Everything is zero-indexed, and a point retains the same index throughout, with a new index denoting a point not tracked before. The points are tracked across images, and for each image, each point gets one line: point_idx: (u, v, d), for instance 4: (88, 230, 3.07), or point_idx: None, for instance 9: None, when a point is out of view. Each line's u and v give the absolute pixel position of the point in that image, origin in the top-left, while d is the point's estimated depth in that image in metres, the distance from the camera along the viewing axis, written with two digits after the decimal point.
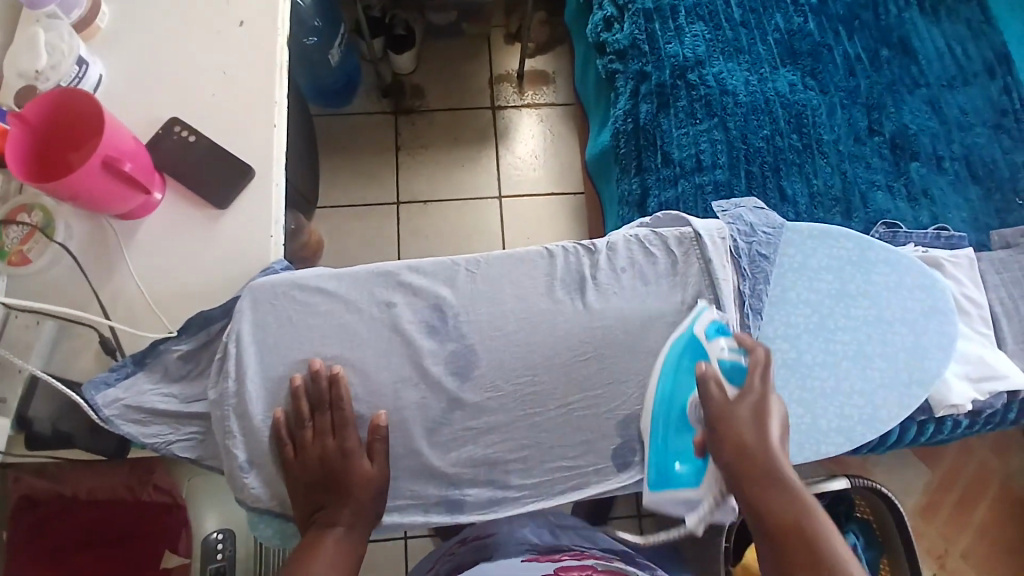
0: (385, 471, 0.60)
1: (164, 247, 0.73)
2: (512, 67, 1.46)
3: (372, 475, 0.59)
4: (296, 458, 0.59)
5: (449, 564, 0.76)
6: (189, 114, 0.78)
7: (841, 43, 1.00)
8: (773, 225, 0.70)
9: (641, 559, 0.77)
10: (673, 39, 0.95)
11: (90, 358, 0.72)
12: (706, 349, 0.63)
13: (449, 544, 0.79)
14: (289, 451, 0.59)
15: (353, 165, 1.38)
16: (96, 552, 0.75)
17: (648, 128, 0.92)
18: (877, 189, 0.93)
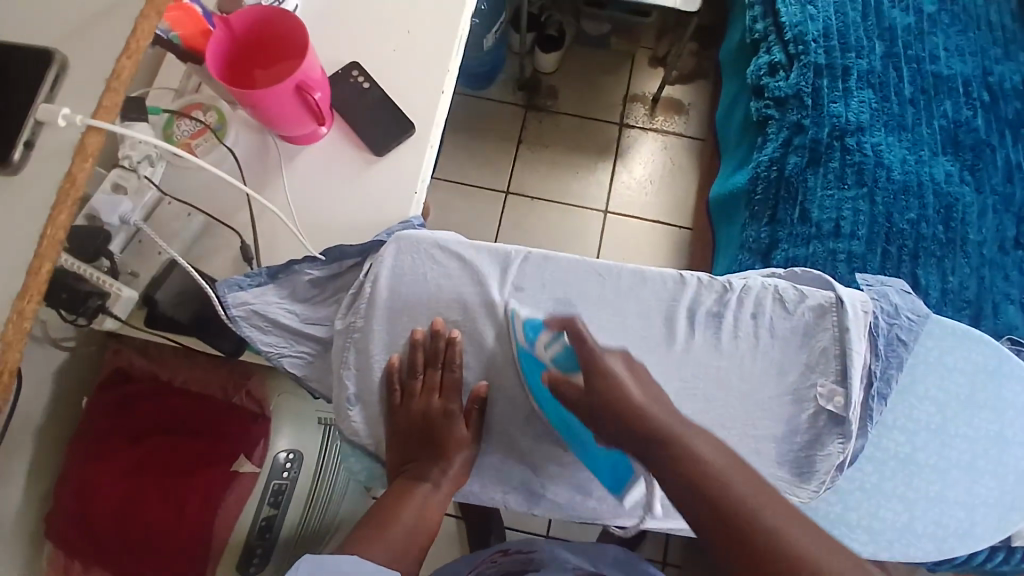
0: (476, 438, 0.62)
1: (317, 178, 0.76)
2: (649, 90, 1.46)
3: (465, 441, 0.61)
4: (400, 406, 0.62)
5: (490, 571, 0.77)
6: (368, 61, 0.81)
7: (1005, 145, 0.96)
8: (918, 313, 0.66)
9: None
10: (839, 99, 0.93)
11: (224, 261, 0.76)
12: (535, 356, 0.61)
13: (491, 554, 0.79)
14: (396, 398, 0.62)
15: (474, 146, 1.41)
16: (175, 438, 0.77)
17: (792, 180, 0.91)
18: (1011, 302, 0.88)
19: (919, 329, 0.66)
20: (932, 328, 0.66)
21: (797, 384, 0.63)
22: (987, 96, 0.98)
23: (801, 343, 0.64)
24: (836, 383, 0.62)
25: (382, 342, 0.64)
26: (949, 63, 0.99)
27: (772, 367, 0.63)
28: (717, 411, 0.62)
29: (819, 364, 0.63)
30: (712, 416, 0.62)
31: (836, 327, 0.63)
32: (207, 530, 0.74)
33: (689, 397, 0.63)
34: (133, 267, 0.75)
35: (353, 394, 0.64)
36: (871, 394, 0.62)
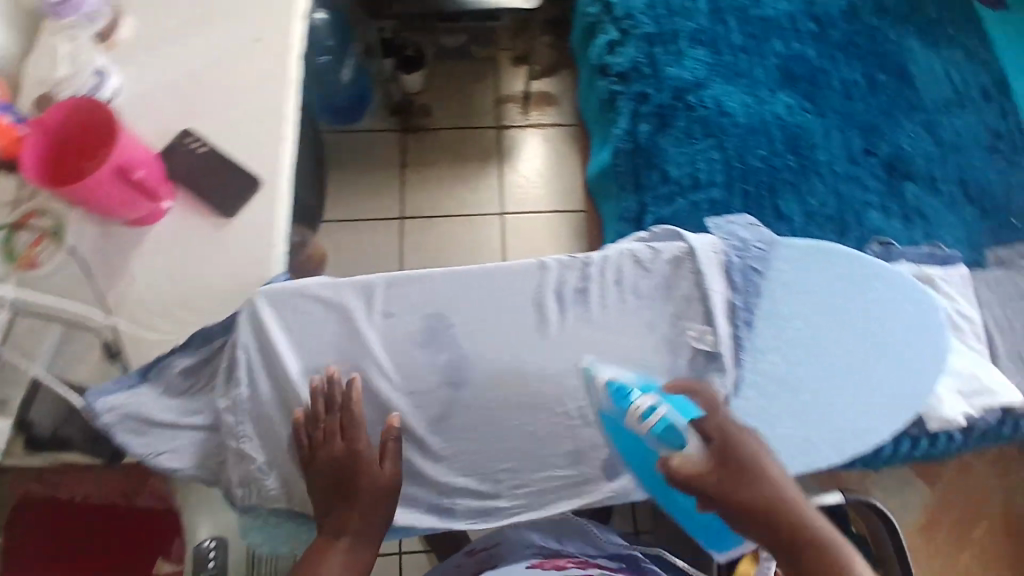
0: (396, 475, 0.59)
1: (176, 253, 0.75)
2: (517, 88, 1.49)
3: (385, 478, 0.59)
4: (310, 459, 0.60)
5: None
6: (200, 125, 0.79)
7: (838, 67, 1.01)
8: (765, 241, 0.70)
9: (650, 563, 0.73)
10: (674, 62, 0.98)
11: (93, 363, 0.73)
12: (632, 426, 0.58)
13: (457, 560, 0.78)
14: (304, 451, 0.60)
15: (358, 180, 1.41)
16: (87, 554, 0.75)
17: (647, 148, 0.95)
18: (871, 208, 0.94)
19: (771, 256, 0.70)
20: (783, 253, 0.69)
21: (672, 336, 0.66)
22: (814, 26, 1.04)
23: (664, 295, 0.67)
24: (706, 325, 0.66)
25: (257, 405, 0.62)
26: (772, 5, 1.04)
27: (644, 326, 0.67)
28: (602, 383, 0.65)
29: (688, 311, 0.67)
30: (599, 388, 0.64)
31: (687, 275, 0.67)
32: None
33: (573, 376, 0.65)
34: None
35: (252, 464, 0.62)
36: (739, 326, 0.67)
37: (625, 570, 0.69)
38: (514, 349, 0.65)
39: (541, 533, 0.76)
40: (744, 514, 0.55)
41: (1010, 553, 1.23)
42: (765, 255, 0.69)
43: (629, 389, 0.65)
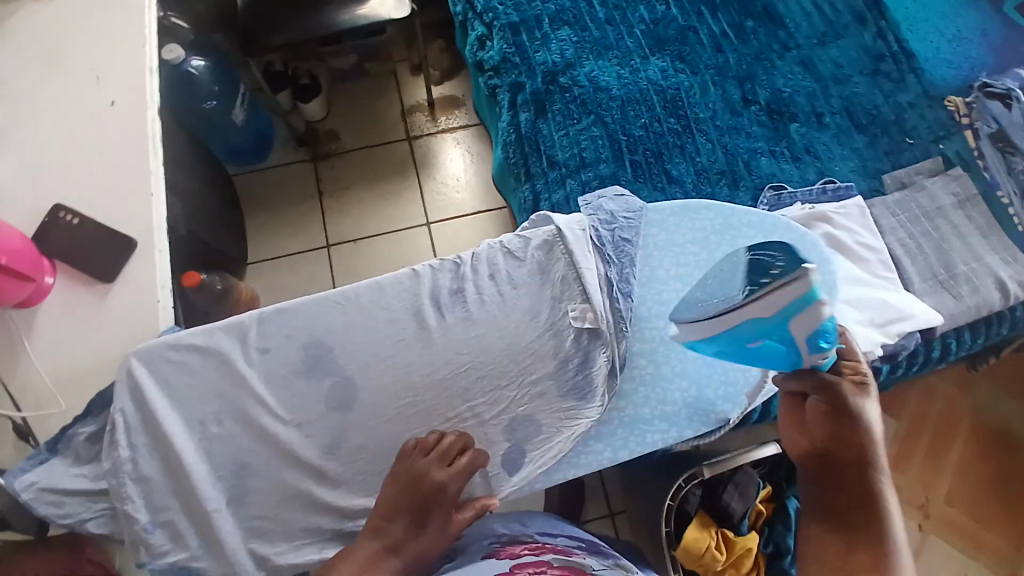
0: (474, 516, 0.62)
1: (63, 327, 0.74)
2: (421, 97, 1.49)
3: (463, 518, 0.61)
4: (421, 471, 0.60)
5: None
6: (68, 196, 0.79)
7: (704, 22, 1.03)
8: (633, 209, 0.72)
9: (608, 547, 0.73)
10: (541, 47, 0.98)
11: (2, 451, 0.73)
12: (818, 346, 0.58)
13: None
14: (422, 463, 0.60)
15: (280, 217, 1.40)
16: None
17: (530, 136, 0.95)
18: (760, 155, 0.95)
19: (640, 223, 0.72)
20: (648, 219, 0.72)
21: (554, 319, 0.67)
22: None
23: (539, 281, 0.68)
24: (585, 303, 0.66)
25: (150, 463, 0.61)
26: None
27: (524, 315, 0.67)
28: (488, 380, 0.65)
29: (568, 291, 0.67)
30: (486, 383, 0.65)
31: (561, 256, 0.68)
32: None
33: (459, 378, 0.65)
34: None
35: (139, 524, 0.60)
36: (619, 296, 0.67)
37: (585, 548, 0.69)
38: (398, 360, 0.65)
39: (503, 522, 0.73)
40: (834, 448, 0.65)
41: (981, 465, 1.24)
42: (632, 222, 0.71)
43: (516, 380, 0.66)
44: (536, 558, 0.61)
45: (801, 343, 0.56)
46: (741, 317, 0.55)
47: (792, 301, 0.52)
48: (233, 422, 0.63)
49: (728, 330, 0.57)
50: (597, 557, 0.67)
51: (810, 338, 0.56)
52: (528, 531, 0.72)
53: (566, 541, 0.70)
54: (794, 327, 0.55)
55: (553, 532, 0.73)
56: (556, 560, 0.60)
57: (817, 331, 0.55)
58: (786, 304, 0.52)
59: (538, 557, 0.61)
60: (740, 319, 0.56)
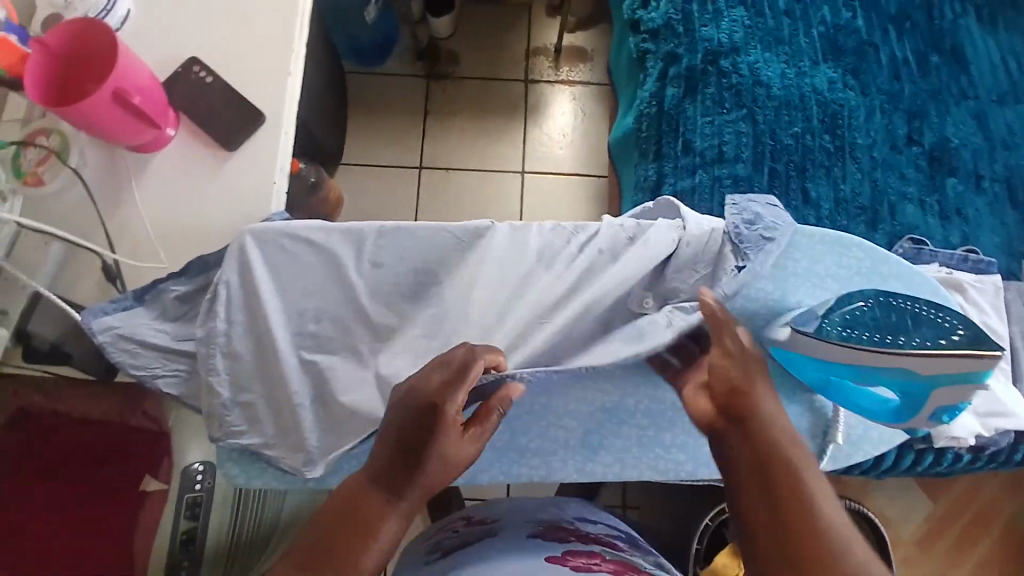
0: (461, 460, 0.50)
1: (177, 182, 0.74)
2: (549, 42, 1.42)
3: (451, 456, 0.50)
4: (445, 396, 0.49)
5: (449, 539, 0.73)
6: (207, 53, 0.77)
7: (887, 42, 0.92)
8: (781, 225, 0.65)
9: (644, 542, 0.76)
10: (710, 22, 0.91)
11: (92, 285, 0.74)
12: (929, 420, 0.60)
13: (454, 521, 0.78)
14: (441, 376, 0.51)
15: (379, 126, 1.38)
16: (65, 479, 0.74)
17: (672, 114, 0.89)
18: (908, 202, 0.87)
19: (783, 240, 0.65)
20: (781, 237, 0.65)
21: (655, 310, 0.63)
22: None
23: (641, 261, 0.63)
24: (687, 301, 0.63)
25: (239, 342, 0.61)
26: None
27: (623, 298, 0.65)
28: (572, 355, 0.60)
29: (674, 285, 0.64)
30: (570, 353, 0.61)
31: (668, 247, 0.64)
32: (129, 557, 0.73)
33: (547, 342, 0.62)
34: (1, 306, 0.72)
35: (218, 398, 0.61)
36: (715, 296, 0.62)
37: (624, 541, 0.72)
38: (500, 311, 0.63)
39: (540, 510, 0.75)
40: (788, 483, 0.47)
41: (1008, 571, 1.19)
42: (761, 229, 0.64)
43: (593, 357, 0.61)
44: (587, 547, 0.65)
45: (930, 408, 0.58)
46: (905, 362, 0.54)
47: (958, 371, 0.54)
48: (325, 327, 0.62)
49: (878, 367, 0.56)
50: (637, 551, 0.70)
51: (943, 409, 0.58)
52: (566, 517, 0.74)
53: (605, 531, 0.73)
54: (937, 393, 0.56)
55: (590, 519, 0.75)
56: (609, 552, 0.63)
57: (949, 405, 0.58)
58: (954, 373, 0.54)
59: (589, 547, 0.65)
60: (899, 364, 0.55)
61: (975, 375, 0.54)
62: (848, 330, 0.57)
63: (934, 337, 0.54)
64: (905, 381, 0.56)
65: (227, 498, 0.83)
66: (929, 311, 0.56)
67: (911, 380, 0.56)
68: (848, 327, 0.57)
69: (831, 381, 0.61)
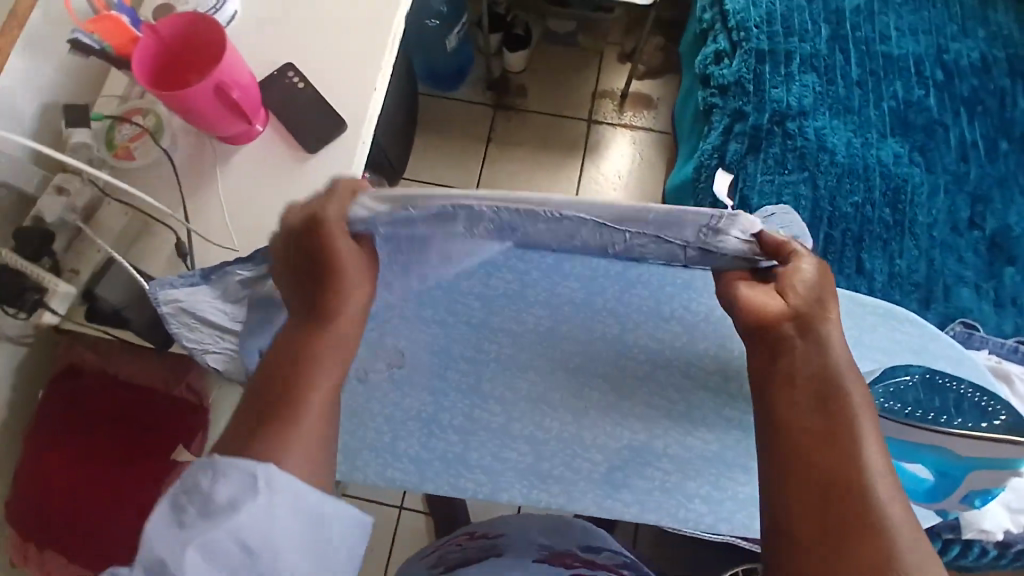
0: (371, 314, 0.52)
1: (257, 174, 0.79)
2: (617, 86, 1.46)
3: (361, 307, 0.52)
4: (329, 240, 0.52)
5: (454, 555, 0.76)
6: (301, 60, 0.83)
7: (958, 124, 0.91)
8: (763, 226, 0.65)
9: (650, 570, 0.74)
10: (781, 84, 0.92)
11: (162, 258, 0.78)
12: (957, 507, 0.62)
13: (459, 536, 0.80)
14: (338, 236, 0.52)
15: (443, 146, 1.44)
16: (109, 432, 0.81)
17: (732, 168, 0.91)
18: (964, 285, 0.85)
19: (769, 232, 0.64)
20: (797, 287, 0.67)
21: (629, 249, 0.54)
22: (942, 75, 0.93)
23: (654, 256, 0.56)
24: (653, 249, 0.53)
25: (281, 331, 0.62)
26: (900, 42, 0.94)
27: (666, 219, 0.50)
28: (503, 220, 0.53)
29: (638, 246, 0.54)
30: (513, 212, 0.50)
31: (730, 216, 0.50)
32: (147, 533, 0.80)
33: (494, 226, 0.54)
34: (73, 266, 0.75)
35: None
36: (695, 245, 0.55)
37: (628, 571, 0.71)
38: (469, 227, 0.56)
39: (546, 534, 0.75)
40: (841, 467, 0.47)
41: None
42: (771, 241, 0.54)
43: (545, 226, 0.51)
44: None
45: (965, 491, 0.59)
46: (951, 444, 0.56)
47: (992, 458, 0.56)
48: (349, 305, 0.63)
49: (925, 446, 0.57)
50: None
51: (977, 493, 0.60)
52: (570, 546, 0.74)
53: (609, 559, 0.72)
54: (974, 475, 0.58)
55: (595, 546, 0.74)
56: None
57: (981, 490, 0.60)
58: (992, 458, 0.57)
59: None
60: (946, 443, 0.56)
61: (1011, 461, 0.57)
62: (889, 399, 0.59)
63: (974, 419, 0.58)
64: (945, 460, 0.58)
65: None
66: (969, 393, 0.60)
67: (952, 462, 0.57)
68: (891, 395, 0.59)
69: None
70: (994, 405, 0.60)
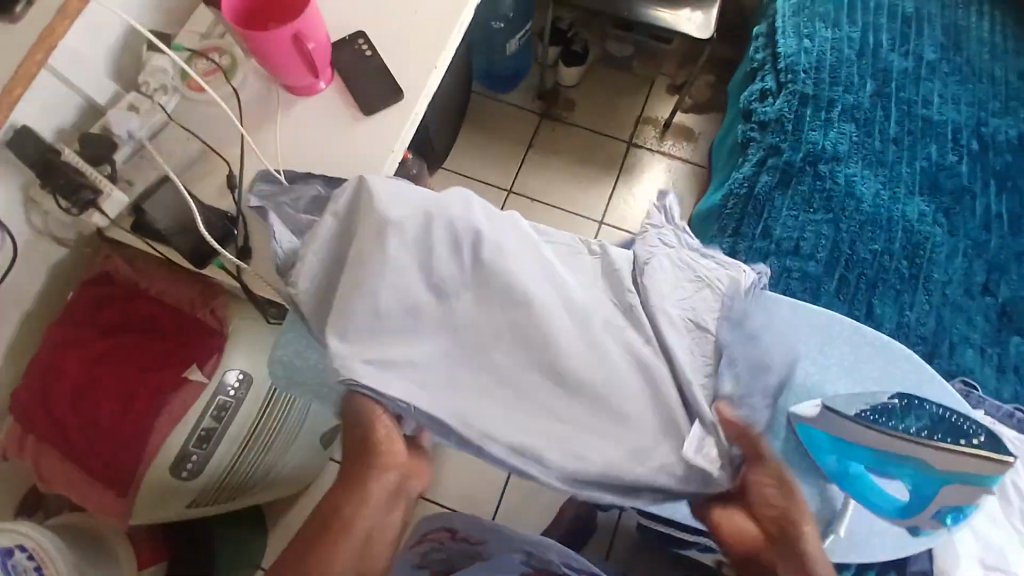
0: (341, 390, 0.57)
1: (312, 125, 0.84)
2: (661, 115, 1.51)
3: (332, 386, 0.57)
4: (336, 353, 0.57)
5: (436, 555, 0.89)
6: (372, 29, 0.89)
7: (987, 194, 0.93)
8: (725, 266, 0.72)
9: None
10: (819, 128, 0.95)
11: (212, 186, 0.83)
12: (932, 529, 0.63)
13: (440, 530, 0.88)
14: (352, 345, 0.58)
15: (486, 143, 1.49)
16: (128, 339, 0.84)
17: (760, 199, 0.94)
18: (969, 346, 0.86)
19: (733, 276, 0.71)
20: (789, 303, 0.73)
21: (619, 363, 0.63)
22: (978, 145, 0.96)
23: None
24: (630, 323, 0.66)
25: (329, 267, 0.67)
26: (941, 108, 0.98)
27: None
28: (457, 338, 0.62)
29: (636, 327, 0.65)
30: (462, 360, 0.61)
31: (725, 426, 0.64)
32: (142, 439, 0.81)
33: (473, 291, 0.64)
34: (129, 177, 0.80)
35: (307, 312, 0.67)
36: None
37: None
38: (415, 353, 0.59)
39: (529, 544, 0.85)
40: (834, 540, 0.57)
41: None
42: None
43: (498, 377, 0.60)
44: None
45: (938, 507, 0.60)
46: (918, 454, 0.58)
47: (965, 472, 0.57)
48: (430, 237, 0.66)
49: (894, 454, 0.59)
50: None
51: (949, 510, 0.60)
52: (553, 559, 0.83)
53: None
54: (948, 491, 0.59)
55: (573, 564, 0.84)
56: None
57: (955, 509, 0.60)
58: (963, 471, 0.58)
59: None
60: (918, 454, 0.58)
61: (984, 479, 0.57)
62: (878, 414, 0.61)
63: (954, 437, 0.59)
64: (917, 472, 0.59)
65: (259, 402, 0.87)
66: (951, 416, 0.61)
67: (924, 474, 0.59)
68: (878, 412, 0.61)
69: (849, 474, 0.63)
70: (978, 432, 0.60)
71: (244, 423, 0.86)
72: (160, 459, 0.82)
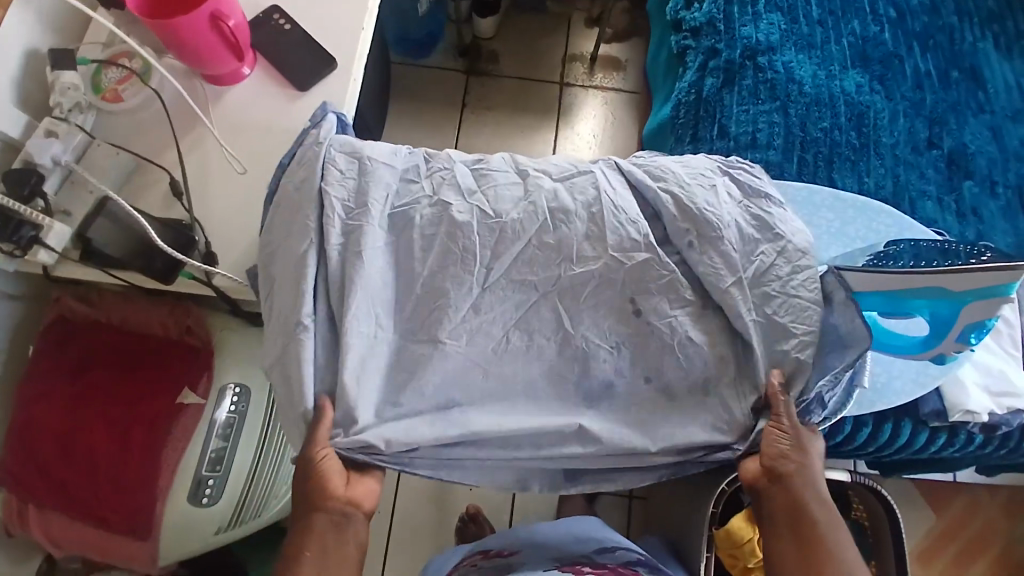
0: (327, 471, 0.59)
1: (249, 113, 0.79)
2: (586, 50, 1.50)
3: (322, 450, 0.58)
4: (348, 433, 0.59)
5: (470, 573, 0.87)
6: (287, 2, 0.83)
7: (912, 56, 0.98)
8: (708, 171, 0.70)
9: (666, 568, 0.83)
10: (749, 22, 0.98)
11: (157, 196, 0.76)
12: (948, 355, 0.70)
13: (472, 556, 0.91)
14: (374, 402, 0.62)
15: (418, 110, 1.45)
16: (104, 378, 0.79)
17: (710, 101, 0.96)
18: (927, 199, 0.92)
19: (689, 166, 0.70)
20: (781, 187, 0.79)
21: (647, 360, 0.65)
22: (894, 13, 1.01)
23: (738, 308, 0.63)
24: (705, 246, 0.65)
25: (281, 388, 0.61)
26: None
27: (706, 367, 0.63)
28: (492, 357, 0.64)
29: (707, 258, 0.64)
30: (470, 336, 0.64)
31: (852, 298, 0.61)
32: (152, 478, 0.77)
33: (499, 255, 0.64)
34: (65, 207, 0.73)
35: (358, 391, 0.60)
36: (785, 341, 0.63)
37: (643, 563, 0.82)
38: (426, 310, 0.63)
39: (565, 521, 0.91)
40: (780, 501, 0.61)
41: None
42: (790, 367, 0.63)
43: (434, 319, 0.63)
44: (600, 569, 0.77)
45: (959, 327, 0.66)
46: (943, 280, 0.62)
47: (988, 285, 0.62)
48: (454, 198, 0.65)
49: (917, 286, 0.63)
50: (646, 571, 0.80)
51: (969, 329, 0.66)
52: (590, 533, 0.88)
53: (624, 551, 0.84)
54: (967, 309, 0.64)
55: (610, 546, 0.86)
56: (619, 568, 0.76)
57: (976, 326, 0.65)
58: (980, 288, 0.62)
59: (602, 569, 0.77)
60: (939, 279, 0.62)
61: (1000, 288, 0.61)
62: (879, 260, 0.66)
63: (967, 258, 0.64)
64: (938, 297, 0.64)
65: (260, 416, 0.84)
66: (957, 246, 0.66)
67: (943, 297, 0.63)
68: (878, 260, 0.66)
69: None
70: (983, 252, 0.65)
71: (246, 447, 0.82)
72: (177, 488, 0.78)
